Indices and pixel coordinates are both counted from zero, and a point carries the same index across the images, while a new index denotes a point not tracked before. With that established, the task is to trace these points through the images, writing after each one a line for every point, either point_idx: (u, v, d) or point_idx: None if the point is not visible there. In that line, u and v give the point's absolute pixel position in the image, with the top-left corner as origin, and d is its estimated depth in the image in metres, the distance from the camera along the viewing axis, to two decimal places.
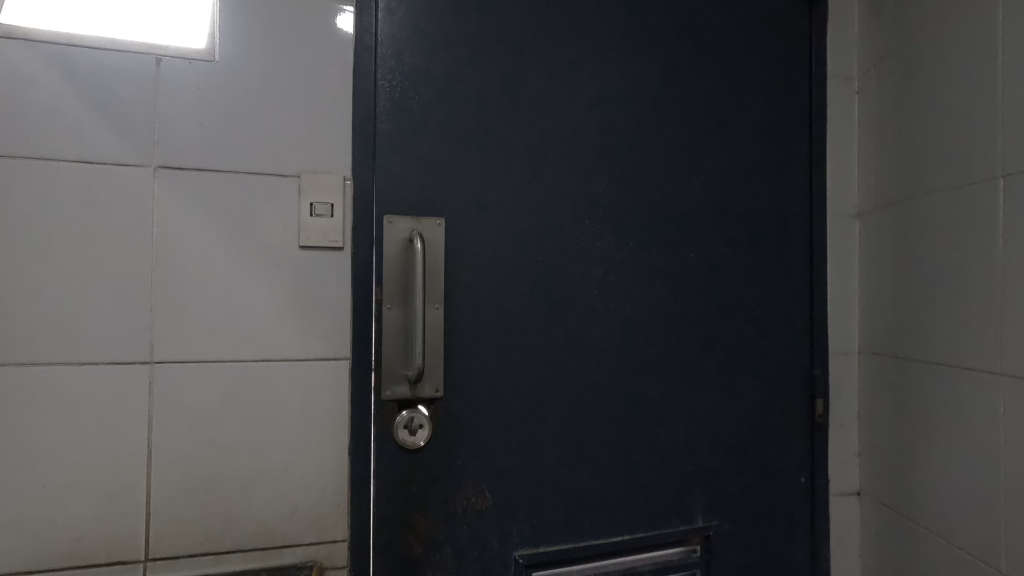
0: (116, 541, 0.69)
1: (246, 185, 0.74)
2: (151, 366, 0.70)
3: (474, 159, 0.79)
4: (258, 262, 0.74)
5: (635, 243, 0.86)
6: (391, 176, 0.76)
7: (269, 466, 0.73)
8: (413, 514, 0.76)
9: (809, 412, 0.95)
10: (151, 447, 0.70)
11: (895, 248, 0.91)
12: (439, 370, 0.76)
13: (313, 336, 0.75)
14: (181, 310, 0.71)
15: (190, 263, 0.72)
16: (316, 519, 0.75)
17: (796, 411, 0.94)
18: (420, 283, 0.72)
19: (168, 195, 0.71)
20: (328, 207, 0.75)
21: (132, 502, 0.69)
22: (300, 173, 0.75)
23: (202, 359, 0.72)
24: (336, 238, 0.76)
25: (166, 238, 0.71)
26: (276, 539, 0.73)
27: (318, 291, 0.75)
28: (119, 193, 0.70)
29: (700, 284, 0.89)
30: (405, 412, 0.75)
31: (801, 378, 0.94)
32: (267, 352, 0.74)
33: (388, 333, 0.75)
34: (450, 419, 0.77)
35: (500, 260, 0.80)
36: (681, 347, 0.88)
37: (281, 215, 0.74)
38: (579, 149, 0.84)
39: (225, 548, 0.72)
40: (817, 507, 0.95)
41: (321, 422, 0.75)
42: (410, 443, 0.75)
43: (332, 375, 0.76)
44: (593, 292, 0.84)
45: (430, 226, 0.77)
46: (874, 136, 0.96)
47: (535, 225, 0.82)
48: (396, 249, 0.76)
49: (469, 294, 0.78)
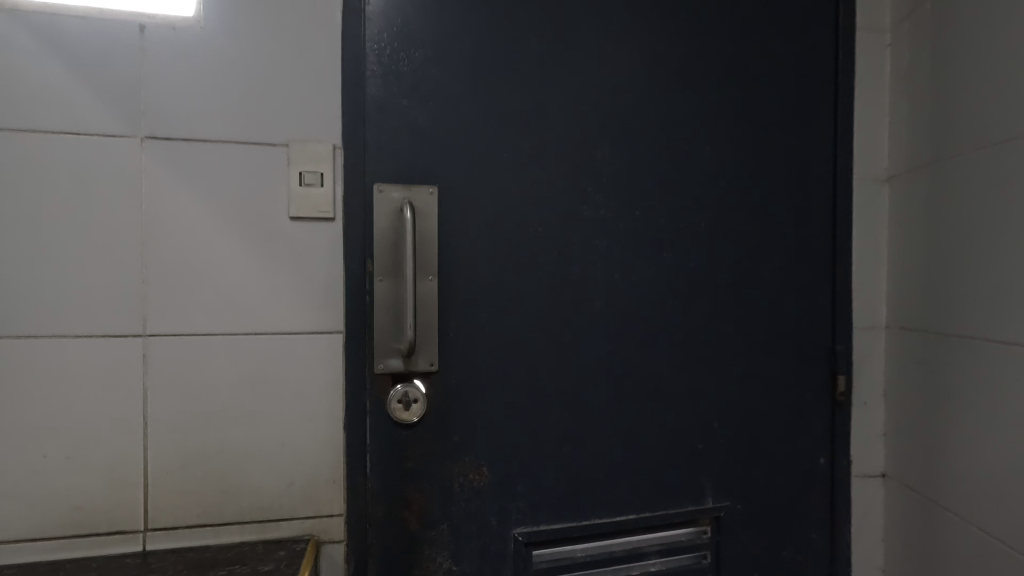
0: (115, 511, 0.70)
1: (234, 156, 0.72)
2: (144, 339, 0.70)
3: (469, 125, 0.75)
4: (248, 235, 0.72)
5: (641, 211, 0.82)
6: (380, 143, 0.73)
7: (264, 438, 0.73)
8: (409, 489, 0.74)
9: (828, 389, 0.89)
10: (147, 418, 0.70)
11: (928, 213, 0.84)
12: (434, 344, 0.74)
13: (305, 308, 0.74)
14: (173, 284, 0.71)
15: (180, 236, 0.71)
16: (314, 493, 0.74)
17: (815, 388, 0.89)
18: (410, 255, 0.70)
19: (156, 166, 0.70)
20: (318, 176, 0.73)
21: (131, 473, 0.70)
22: (290, 142, 0.73)
23: (194, 333, 0.71)
24: (326, 208, 0.74)
25: (156, 210, 0.70)
26: (272, 512, 0.73)
27: (309, 264, 0.74)
28: (107, 165, 0.69)
29: (711, 255, 0.85)
30: (400, 386, 0.73)
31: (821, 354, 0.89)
32: (260, 325, 0.73)
33: (380, 306, 0.73)
34: (445, 394, 0.75)
35: (497, 230, 0.77)
36: (691, 322, 0.84)
37: (270, 187, 0.73)
38: (581, 112, 0.79)
39: (222, 521, 0.72)
40: (838, 489, 0.90)
41: (315, 396, 0.74)
42: (404, 418, 0.73)
43: (327, 349, 0.75)
44: (597, 262, 0.80)
45: (422, 195, 0.74)
46: (907, 93, 0.88)
47: (535, 193, 0.78)
48: (387, 220, 0.73)
49: (465, 265, 0.76)
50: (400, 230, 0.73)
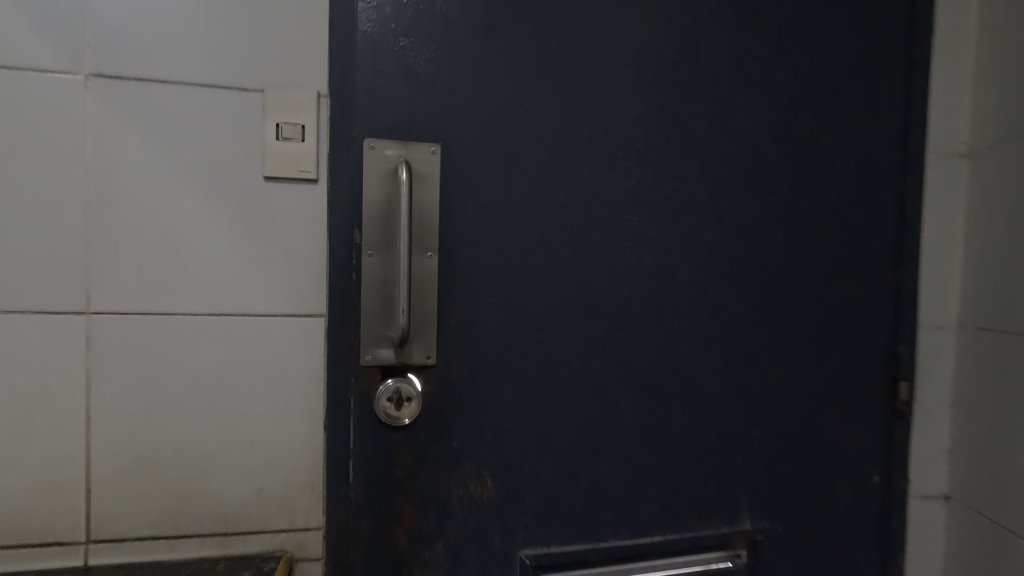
0: (52, 519, 0.59)
1: (198, 101, 0.60)
2: (88, 317, 0.59)
3: (479, 73, 0.63)
4: (215, 196, 0.61)
5: (680, 184, 0.69)
6: (373, 89, 0.60)
7: (229, 439, 0.62)
8: (398, 501, 0.63)
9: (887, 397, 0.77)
10: (90, 412, 0.59)
11: (1018, 194, 0.71)
12: (432, 332, 0.63)
13: (280, 286, 0.63)
14: (124, 253, 0.59)
15: (132, 196, 0.59)
16: (288, 503, 0.64)
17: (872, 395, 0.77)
18: (405, 225, 0.58)
19: (103, 110, 0.59)
20: (298, 128, 0.62)
21: (69, 475, 0.59)
22: (265, 88, 0.61)
23: (148, 311, 0.60)
24: (307, 167, 0.62)
25: (103, 162, 0.59)
26: (238, 524, 0.63)
27: (287, 234, 0.63)
28: (44, 108, 0.58)
29: (758, 238, 0.72)
30: (390, 381, 0.62)
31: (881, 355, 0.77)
32: (226, 305, 0.62)
33: (369, 284, 0.61)
34: (443, 392, 0.64)
35: (509, 199, 0.64)
36: (732, 315, 0.72)
37: (241, 140, 0.61)
38: (613, 62, 0.67)
39: (178, 533, 0.61)
40: (893, 512, 0.79)
41: (291, 390, 0.63)
42: (394, 419, 0.62)
43: (307, 335, 0.64)
44: (626, 241, 0.68)
45: (421, 154, 0.62)
46: (996, 53, 0.75)
47: (556, 157, 0.66)
48: (379, 181, 0.60)
49: (470, 240, 0.64)
50: (394, 194, 0.61)
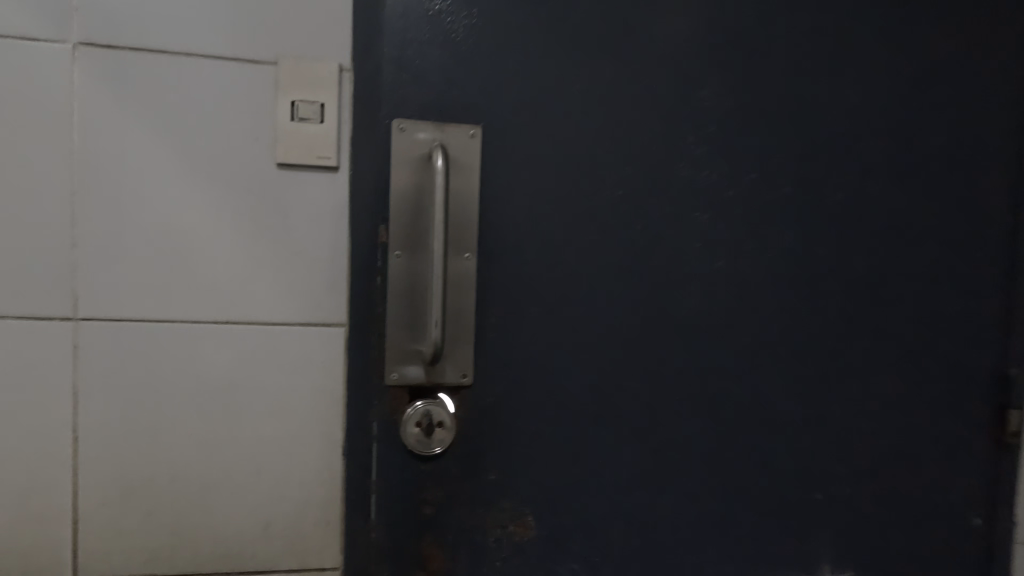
0: (34, 553, 0.52)
1: (201, 74, 0.52)
2: (75, 324, 0.51)
3: (526, 43, 0.54)
4: (220, 186, 0.53)
5: (757, 176, 0.59)
6: (403, 60, 0.51)
7: (234, 467, 0.54)
8: (426, 542, 0.54)
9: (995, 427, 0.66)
10: (77, 433, 0.52)
11: None
12: (468, 347, 0.54)
13: (295, 290, 0.54)
14: (116, 250, 0.51)
15: (126, 185, 0.51)
16: (300, 540, 0.56)
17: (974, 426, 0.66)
18: (439, 221, 0.49)
19: (92, 84, 0.51)
20: (316, 107, 0.53)
21: (53, 503, 0.52)
22: (279, 60, 0.53)
23: (144, 318, 0.52)
24: (326, 153, 0.53)
25: (92, 145, 0.51)
26: (244, 562, 0.55)
27: (302, 230, 0.54)
28: (25, 81, 0.50)
29: (847, 240, 0.62)
30: (419, 403, 0.54)
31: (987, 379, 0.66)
32: (232, 311, 0.53)
33: (396, 291, 0.52)
34: (479, 416, 0.55)
35: (559, 191, 0.55)
36: (815, 330, 0.62)
37: (250, 121, 0.53)
38: (683, 32, 0.57)
39: (177, 571, 0.54)
40: (996, 561, 0.68)
41: (304, 410, 0.55)
42: (422, 448, 0.53)
43: (324, 347, 0.55)
44: (693, 242, 0.58)
45: (458, 138, 0.53)
46: None
47: (615, 142, 0.56)
48: (409, 170, 0.52)
49: (514, 240, 0.55)
50: (426, 186, 0.52)
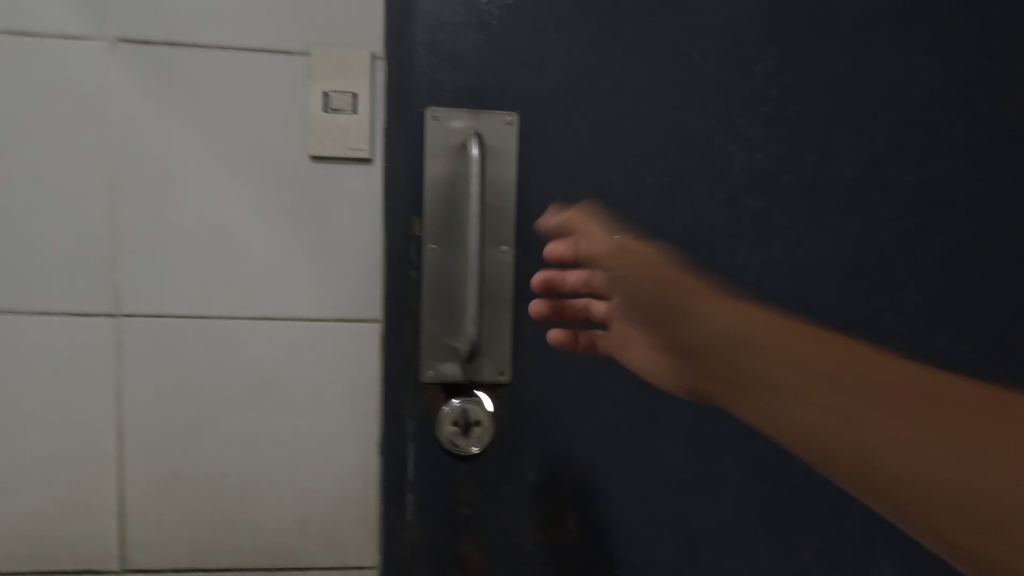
0: (83, 544, 0.53)
1: (234, 67, 0.51)
2: (118, 320, 0.52)
3: (564, 23, 0.51)
4: (255, 180, 0.52)
5: (819, 157, 0.54)
6: (437, 45, 0.50)
7: (272, 463, 0.54)
8: (462, 545, 0.53)
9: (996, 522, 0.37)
10: (121, 427, 0.52)
11: None
12: (506, 343, 0.52)
13: (329, 285, 0.53)
14: (155, 247, 0.52)
15: (164, 181, 0.51)
16: (337, 537, 0.55)
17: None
18: (475, 212, 0.47)
19: (129, 80, 0.51)
20: (348, 97, 0.52)
21: (101, 496, 0.53)
22: (310, 49, 0.51)
23: (183, 314, 0.52)
24: (360, 145, 0.52)
25: (130, 141, 0.51)
26: (283, 558, 0.55)
27: (336, 224, 0.53)
28: (66, 79, 0.50)
29: (930, 226, 0.54)
30: (456, 402, 0.52)
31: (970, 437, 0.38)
32: (268, 307, 0.53)
33: (431, 285, 0.51)
34: (517, 416, 0.53)
35: (600, 180, 0.52)
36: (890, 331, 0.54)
37: (283, 114, 0.52)
38: (734, 5, 0.53)
39: (219, 565, 0.54)
40: None
41: (341, 407, 0.54)
42: (460, 448, 0.52)
43: (360, 343, 0.54)
44: (747, 231, 0.54)
45: (493, 124, 0.50)
46: None
47: (659, 126, 0.52)
48: (443, 159, 0.50)
49: (552, 232, 0.52)
50: (460, 176, 0.50)
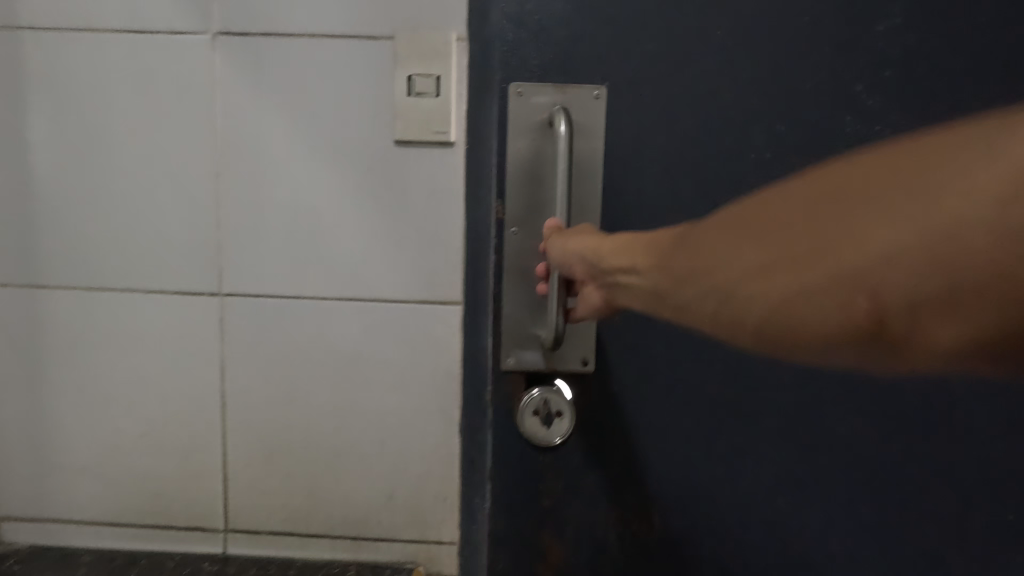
0: (194, 503, 0.58)
1: (324, 54, 0.52)
2: (221, 299, 0.55)
3: None
4: (343, 165, 0.54)
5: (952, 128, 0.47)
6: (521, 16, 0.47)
7: (359, 438, 0.56)
8: (544, 535, 0.53)
9: (836, 270, 0.22)
10: (225, 399, 0.56)
11: None
12: (590, 330, 0.50)
13: (412, 267, 0.54)
14: (252, 230, 0.55)
15: (260, 167, 0.54)
16: (420, 512, 0.57)
17: (976, 219, 0.19)
18: (564, 194, 0.45)
19: (228, 71, 0.53)
20: (433, 80, 0.52)
21: (208, 460, 0.57)
22: (395, 34, 0.52)
23: (279, 294, 0.55)
24: (443, 128, 0.52)
25: (230, 129, 0.54)
26: (369, 529, 0.57)
27: (418, 207, 0.54)
28: (174, 73, 0.54)
29: None
30: (537, 391, 0.51)
31: (829, 214, 0.22)
32: (356, 289, 0.55)
33: (512, 270, 0.49)
34: (602, 405, 0.52)
35: (693, 158, 0.48)
36: None
37: (370, 98, 0.53)
38: None
39: (311, 531, 0.58)
40: None
41: (423, 388, 0.56)
42: (541, 438, 0.51)
43: (441, 325, 0.55)
44: None
45: (581, 99, 0.48)
46: None
47: (758, 99, 0.49)
48: (527, 138, 0.48)
49: (639, 214, 0.49)
50: (547, 154, 0.48)
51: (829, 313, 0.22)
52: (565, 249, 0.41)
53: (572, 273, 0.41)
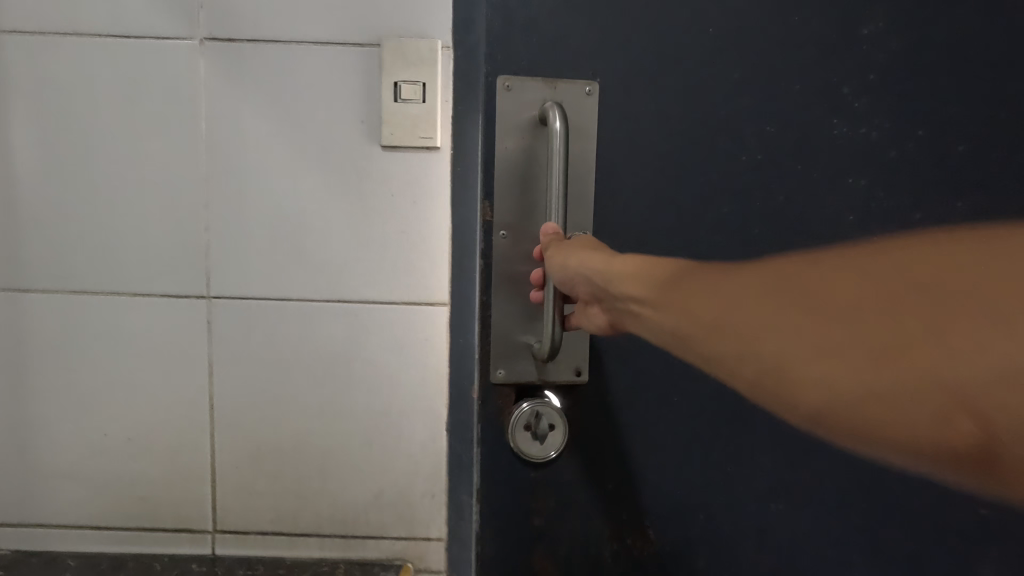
0: (182, 505, 0.58)
1: (313, 61, 0.53)
2: (209, 302, 0.56)
3: None
4: (331, 170, 0.54)
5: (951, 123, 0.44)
6: None
7: (348, 438, 0.57)
8: None
9: (946, 382, 0.21)
10: (214, 401, 0.57)
11: None
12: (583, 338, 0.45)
13: (399, 270, 0.56)
14: (240, 234, 0.55)
15: (249, 172, 0.55)
16: (408, 510, 0.58)
17: None
18: (559, 186, 0.39)
19: (216, 77, 0.54)
20: (418, 87, 0.53)
21: (196, 463, 0.58)
22: (382, 41, 0.53)
23: (268, 297, 0.56)
24: (430, 134, 0.53)
25: (218, 134, 0.54)
26: (358, 527, 0.58)
27: (405, 211, 0.55)
28: (162, 78, 0.54)
29: None
30: (527, 404, 0.44)
31: (932, 323, 0.22)
32: (343, 291, 0.56)
33: (502, 273, 0.44)
34: (596, 422, 0.46)
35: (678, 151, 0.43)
36: None
37: (358, 105, 0.54)
38: None
39: (300, 531, 0.58)
40: None
41: (410, 388, 0.57)
42: (534, 454, 0.45)
43: (429, 326, 0.56)
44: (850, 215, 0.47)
45: (571, 94, 0.42)
46: None
47: None
48: (517, 137, 0.43)
49: None
50: (538, 158, 0.43)
51: (929, 427, 0.22)
52: (570, 260, 0.35)
53: (576, 286, 0.35)
